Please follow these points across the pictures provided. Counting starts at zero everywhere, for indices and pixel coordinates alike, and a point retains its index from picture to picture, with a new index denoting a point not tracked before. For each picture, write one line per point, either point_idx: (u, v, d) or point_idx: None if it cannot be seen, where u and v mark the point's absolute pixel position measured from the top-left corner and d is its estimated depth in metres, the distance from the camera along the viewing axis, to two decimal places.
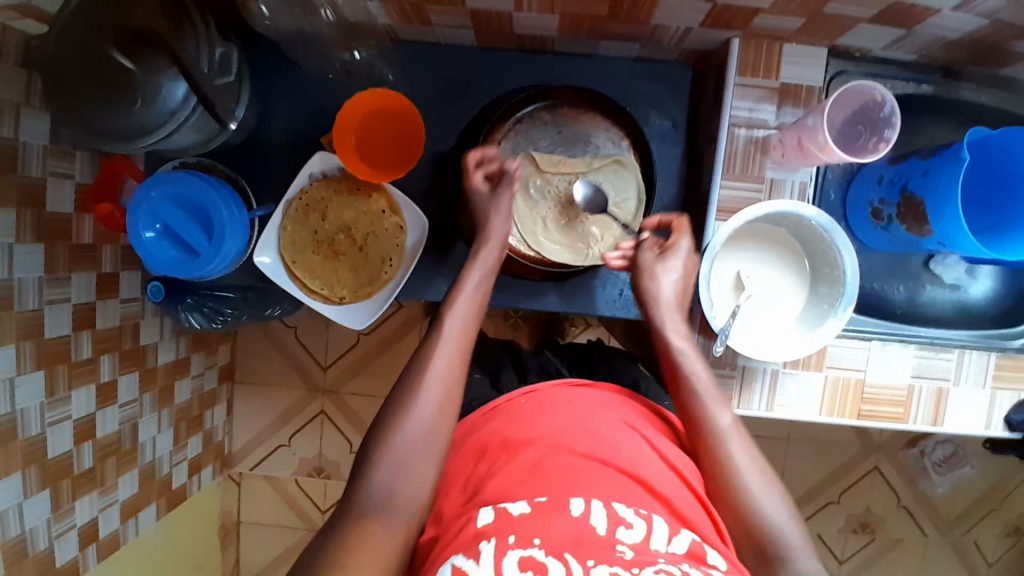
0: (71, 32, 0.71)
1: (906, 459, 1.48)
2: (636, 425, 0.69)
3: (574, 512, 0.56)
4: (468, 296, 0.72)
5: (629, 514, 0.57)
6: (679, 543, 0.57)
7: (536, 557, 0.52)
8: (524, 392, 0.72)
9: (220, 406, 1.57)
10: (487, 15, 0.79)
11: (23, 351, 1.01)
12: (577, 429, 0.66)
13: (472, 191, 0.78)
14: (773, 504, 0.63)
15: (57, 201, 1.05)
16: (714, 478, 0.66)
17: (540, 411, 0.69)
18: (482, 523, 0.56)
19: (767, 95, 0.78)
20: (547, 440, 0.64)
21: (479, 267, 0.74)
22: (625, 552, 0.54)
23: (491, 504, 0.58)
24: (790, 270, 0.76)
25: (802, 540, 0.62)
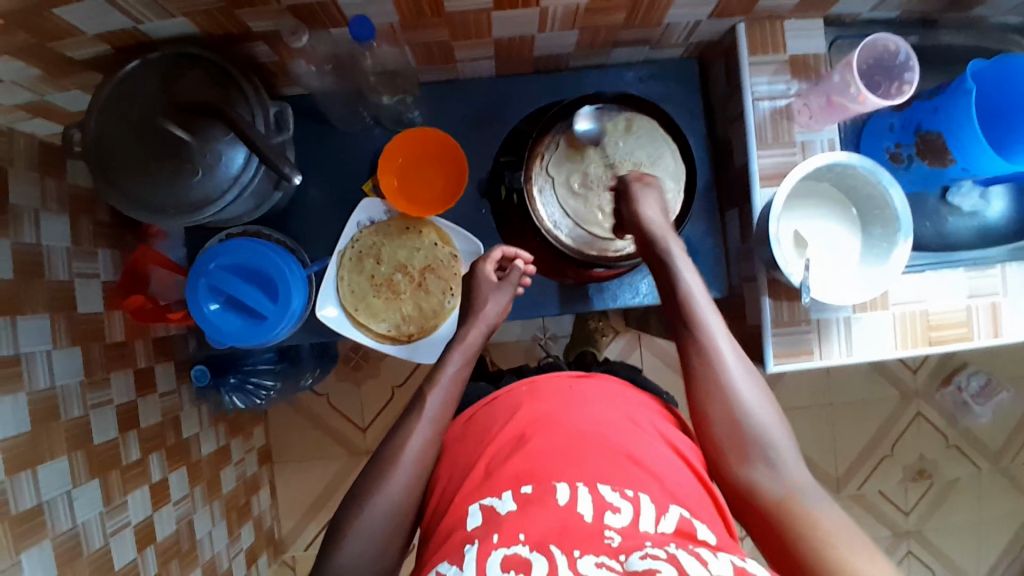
0: (122, 111, 0.72)
1: (944, 398, 1.53)
2: (631, 409, 0.72)
3: (559, 501, 0.58)
4: (450, 376, 0.77)
5: (614, 497, 0.59)
6: (668, 523, 0.58)
7: (521, 553, 0.53)
8: (523, 382, 0.75)
9: (264, 490, 1.50)
10: (509, 42, 0.84)
11: (76, 462, 0.93)
12: (564, 410, 0.69)
13: (481, 278, 0.86)
14: (761, 407, 0.69)
15: (87, 302, 1.00)
16: (707, 384, 0.71)
17: (532, 396, 0.72)
18: (472, 526, 0.59)
19: (779, 68, 0.85)
20: (542, 424, 0.67)
21: (464, 348, 0.80)
22: (613, 539, 0.55)
23: (478, 504, 0.61)
24: (840, 220, 0.83)
25: (784, 438, 0.67)
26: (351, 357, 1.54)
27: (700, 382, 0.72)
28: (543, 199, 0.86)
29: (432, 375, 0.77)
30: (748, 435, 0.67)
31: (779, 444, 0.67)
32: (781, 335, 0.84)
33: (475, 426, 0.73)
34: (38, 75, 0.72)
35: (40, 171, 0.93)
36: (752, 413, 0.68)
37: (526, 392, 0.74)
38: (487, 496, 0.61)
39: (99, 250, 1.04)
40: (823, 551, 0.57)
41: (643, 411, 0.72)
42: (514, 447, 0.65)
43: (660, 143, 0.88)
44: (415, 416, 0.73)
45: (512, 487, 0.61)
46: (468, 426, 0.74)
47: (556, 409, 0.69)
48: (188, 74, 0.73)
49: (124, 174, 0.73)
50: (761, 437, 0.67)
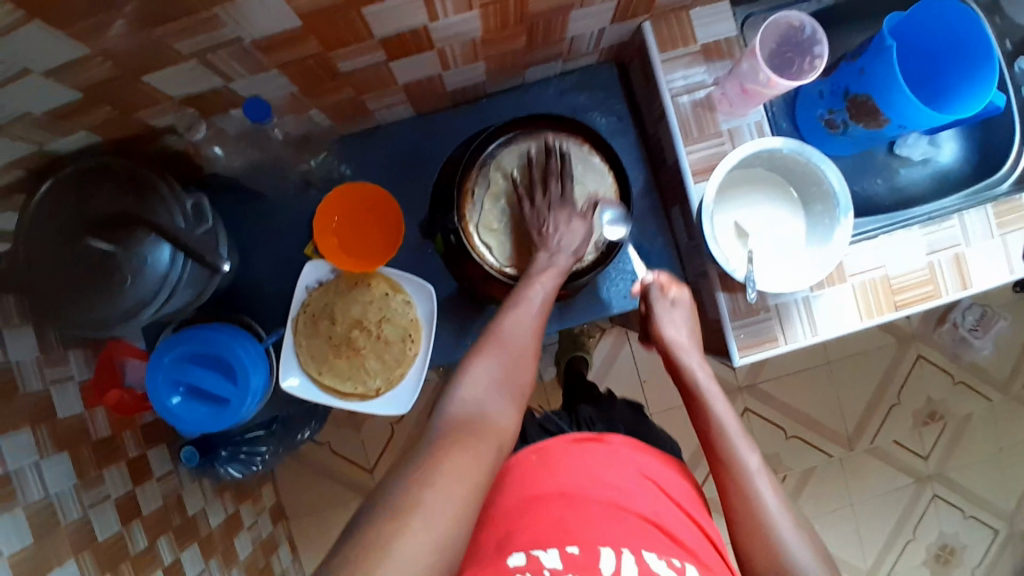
0: (39, 232, 0.71)
1: (943, 337, 1.51)
2: (652, 482, 0.72)
3: (609, 562, 0.58)
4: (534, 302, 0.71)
5: (662, 565, 0.60)
6: None
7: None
8: (532, 449, 0.74)
9: (284, 546, 1.47)
10: (418, 84, 0.83)
11: (85, 564, 0.97)
12: (591, 476, 0.69)
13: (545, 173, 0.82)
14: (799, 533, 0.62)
15: (66, 406, 1.03)
16: (741, 511, 0.64)
17: (553, 466, 0.71)
18: (515, 565, 0.58)
19: (694, 59, 0.82)
20: (574, 497, 0.66)
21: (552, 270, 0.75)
22: None
23: (519, 554, 0.59)
24: (781, 202, 0.81)
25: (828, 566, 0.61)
26: None
27: (734, 508, 0.65)
28: (477, 233, 0.84)
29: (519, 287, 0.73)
30: (786, 573, 0.59)
31: None
32: (742, 327, 0.83)
33: (490, 497, 0.69)
34: None
35: None
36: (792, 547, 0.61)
37: (538, 459, 0.73)
38: (526, 554, 0.59)
39: (68, 352, 1.06)
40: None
41: (665, 483, 0.73)
42: (557, 509, 0.64)
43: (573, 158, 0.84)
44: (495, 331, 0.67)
45: (555, 548, 0.60)
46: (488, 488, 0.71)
47: (585, 473, 0.70)
48: (99, 185, 0.73)
49: (49, 296, 0.70)
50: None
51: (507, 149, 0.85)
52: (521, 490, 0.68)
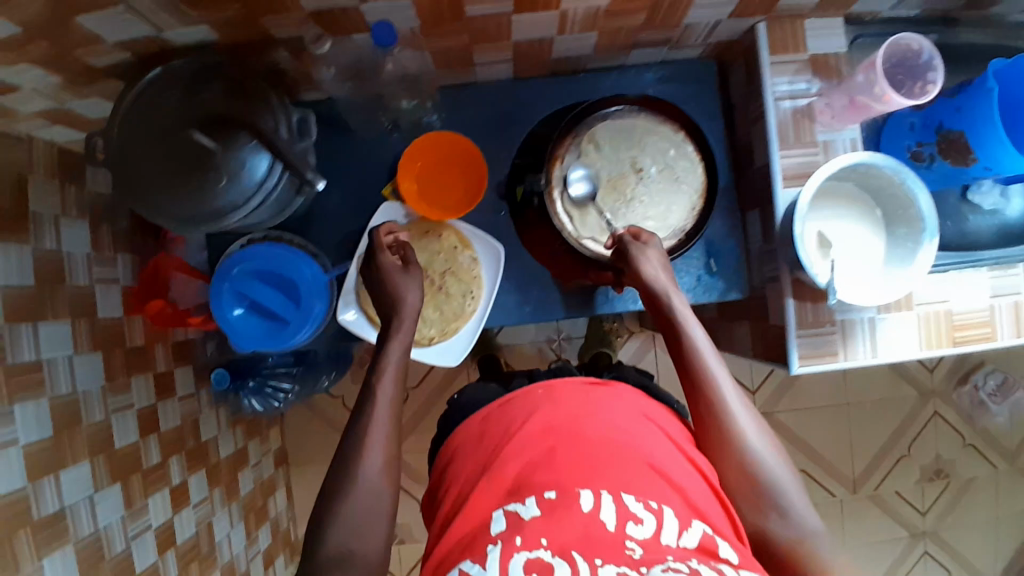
0: (146, 119, 0.73)
1: (961, 397, 1.53)
2: (650, 420, 0.72)
3: (583, 507, 0.59)
4: (395, 364, 0.76)
5: (638, 508, 0.59)
6: (691, 537, 0.58)
7: (544, 559, 0.54)
8: (541, 383, 0.77)
9: (281, 491, 1.51)
10: (529, 45, 0.84)
11: (98, 467, 0.97)
12: (592, 416, 0.70)
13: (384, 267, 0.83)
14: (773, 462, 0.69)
15: (107, 307, 1.04)
16: (725, 440, 0.71)
17: (552, 399, 0.73)
18: (495, 530, 0.60)
19: (801, 68, 0.85)
20: (566, 436, 0.67)
21: (401, 341, 0.78)
22: (634, 551, 0.55)
23: (502, 510, 0.62)
24: (864, 220, 0.83)
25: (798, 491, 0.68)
26: (367, 359, 1.56)
27: (717, 437, 0.71)
28: (562, 201, 0.84)
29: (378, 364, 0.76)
30: (763, 494, 0.67)
31: (796, 500, 0.68)
32: (806, 336, 0.84)
33: (494, 425, 0.74)
34: (57, 84, 0.72)
35: (59, 177, 0.97)
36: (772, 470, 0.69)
37: (543, 392, 0.75)
38: (510, 501, 0.63)
39: (118, 254, 1.07)
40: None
41: (661, 420, 0.73)
42: (540, 455, 0.66)
43: (663, 144, 0.84)
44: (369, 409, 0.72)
45: (537, 493, 0.62)
46: (484, 424, 0.75)
47: (583, 412, 0.70)
48: (209, 82, 0.74)
49: (149, 186, 0.73)
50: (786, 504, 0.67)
51: (611, 124, 0.84)
52: (525, 421, 0.71)
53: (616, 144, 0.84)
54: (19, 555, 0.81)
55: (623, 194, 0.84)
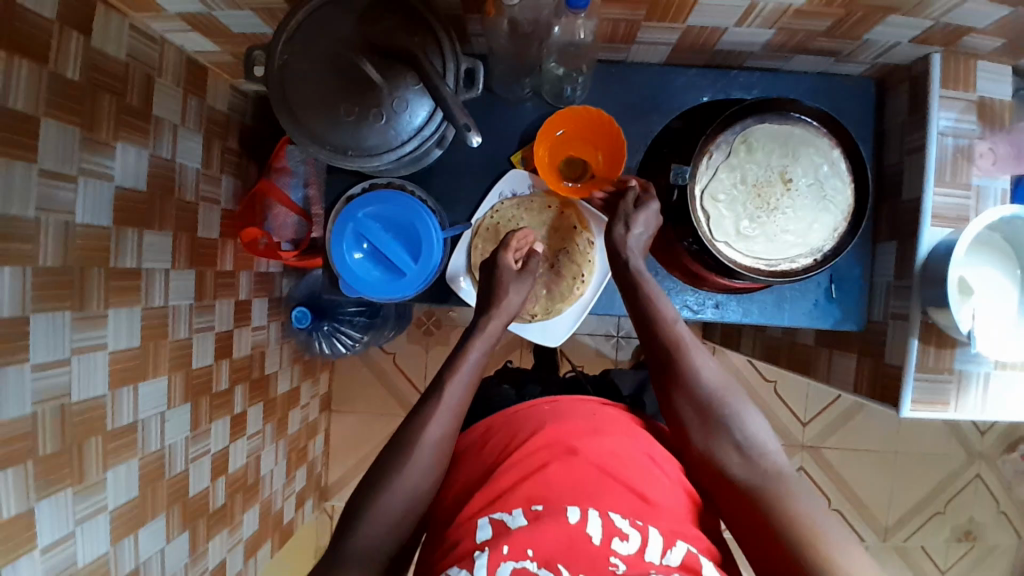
0: (315, 39, 0.71)
1: (1006, 465, 1.51)
2: (632, 436, 0.75)
3: (570, 519, 0.64)
4: (472, 364, 0.76)
5: (625, 524, 0.64)
6: (674, 556, 0.63)
7: (530, 569, 0.60)
8: (547, 400, 0.81)
9: (320, 436, 1.52)
10: (697, 33, 0.81)
11: (174, 384, 0.96)
12: (586, 438, 0.73)
13: (503, 264, 0.83)
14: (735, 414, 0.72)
15: (206, 226, 1.02)
16: (699, 421, 0.73)
17: (559, 416, 0.77)
18: (482, 538, 0.64)
19: (967, 107, 0.81)
20: (560, 450, 0.71)
21: (486, 338, 0.79)
22: (617, 566, 0.61)
23: (487, 517, 0.66)
24: (1005, 271, 0.80)
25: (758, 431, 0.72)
26: (425, 321, 1.55)
27: (690, 419, 0.73)
28: (701, 199, 0.82)
29: (455, 359, 0.77)
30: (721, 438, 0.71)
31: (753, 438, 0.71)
32: (923, 381, 0.82)
33: (495, 438, 0.77)
34: None
35: (183, 87, 0.95)
36: (753, 439, 0.71)
37: (550, 408, 0.79)
38: (498, 509, 0.66)
39: (223, 175, 1.06)
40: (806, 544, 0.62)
41: (647, 441, 0.76)
42: (530, 470, 0.69)
43: (818, 158, 0.82)
44: (432, 406, 0.72)
45: (522, 504, 0.66)
46: (486, 435, 0.80)
47: (577, 435, 0.73)
48: (385, 14, 0.71)
49: (307, 108, 0.72)
50: (772, 473, 0.69)
51: (766, 129, 0.81)
52: (531, 431, 0.75)
53: (768, 151, 0.81)
54: (91, 459, 0.81)
55: (767, 202, 0.82)
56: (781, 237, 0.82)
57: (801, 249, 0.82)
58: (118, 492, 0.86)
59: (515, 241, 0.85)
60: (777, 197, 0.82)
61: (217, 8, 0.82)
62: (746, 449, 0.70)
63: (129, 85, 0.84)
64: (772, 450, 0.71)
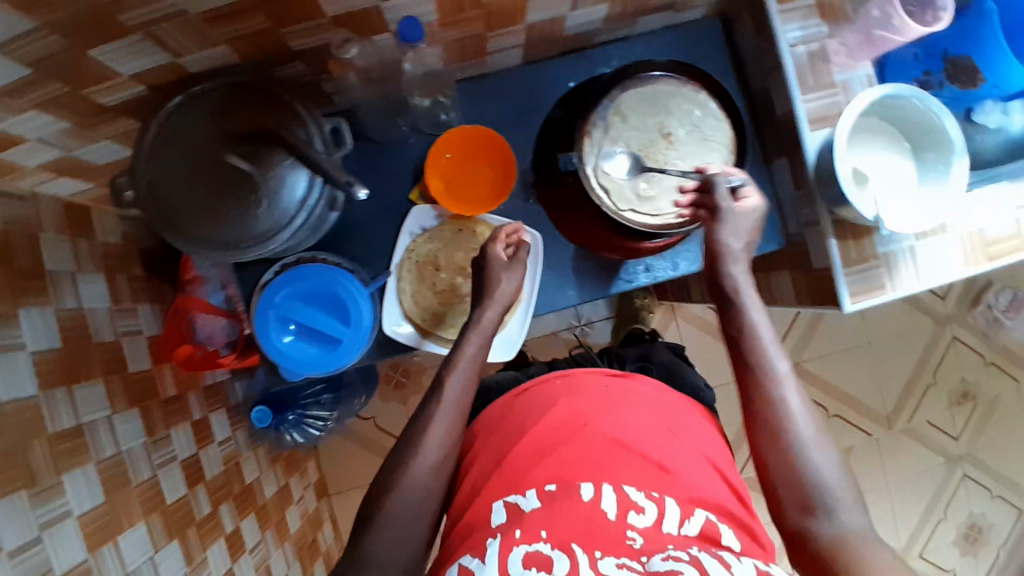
0: (174, 147, 0.70)
1: (976, 318, 1.56)
2: (662, 409, 0.79)
3: (582, 498, 0.66)
4: (468, 359, 0.78)
5: (639, 498, 0.67)
6: (691, 526, 0.66)
7: (544, 551, 0.60)
8: (558, 374, 0.83)
9: (328, 525, 1.48)
10: (540, 25, 0.83)
11: (154, 526, 0.92)
12: (600, 413, 0.76)
13: (490, 258, 0.84)
14: (824, 462, 0.69)
15: (136, 356, 0.99)
16: (765, 418, 0.72)
17: (574, 394, 0.79)
18: (497, 523, 0.66)
19: (809, 12, 0.84)
20: (581, 430, 0.74)
21: (480, 331, 0.81)
22: (634, 540, 0.63)
23: (502, 501, 0.68)
24: (891, 150, 0.84)
25: (846, 496, 0.67)
26: (392, 375, 1.54)
27: (759, 414, 0.72)
28: (595, 177, 0.83)
29: (449, 360, 0.79)
30: (809, 490, 0.67)
31: (840, 500, 0.67)
32: (853, 275, 0.85)
33: (510, 421, 0.79)
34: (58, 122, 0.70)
35: (69, 234, 0.92)
36: (807, 455, 0.69)
37: (563, 384, 0.81)
38: (511, 493, 0.69)
39: (138, 305, 1.03)
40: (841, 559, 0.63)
41: (680, 418, 0.79)
42: (546, 454, 0.72)
43: (689, 105, 0.84)
44: (433, 405, 0.75)
45: (537, 487, 0.68)
46: (504, 416, 0.81)
47: (592, 410, 0.76)
48: (239, 100, 0.71)
49: (189, 217, 0.71)
50: (822, 494, 0.67)
51: (635, 92, 0.84)
52: (545, 413, 0.77)
53: (642, 112, 0.84)
54: None
55: (657, 159, 0.84)
56: (680, 188, 0.85)
57: None
58: None
59: (502, 232, 0.86)
60: (664, 152, 0.84)
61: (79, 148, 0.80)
62: (835, 513, 0.66)
63: (11, 248, 0.81)
64: (850, 510, 0.66)
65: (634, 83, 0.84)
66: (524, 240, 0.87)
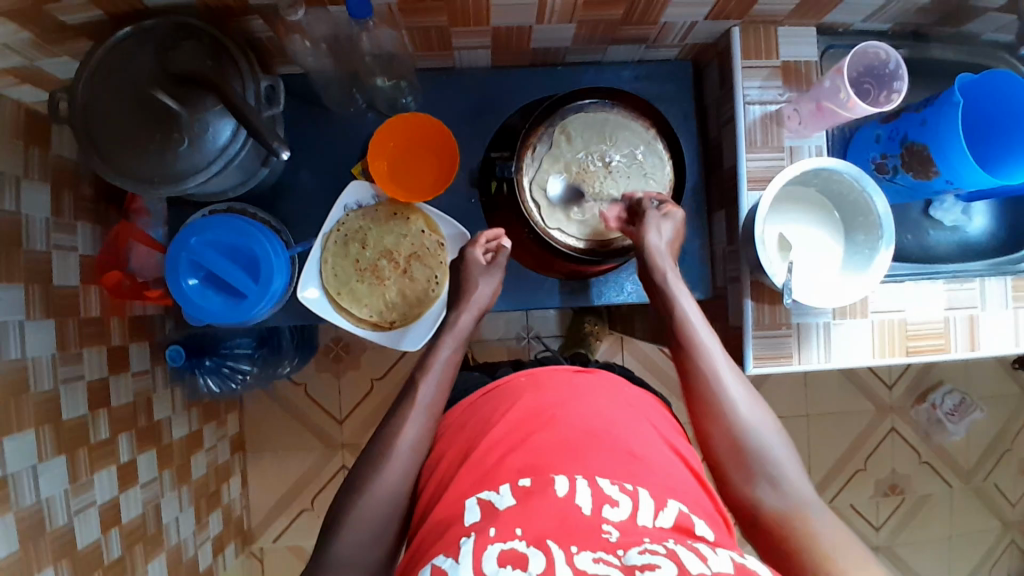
0: (111, 76, 0.72)
1: (919, 415, 1.55)
2: (627, 403, 0.74)
3: (558, 492, 0.59)
4: (442, 362, 0.78)
5: (613, 490, 0.59)
6: (666, 517, 0.59)
7: (518, 548, 0.53)
8: (524, 372, 0.77)
9: (235, 478, 1.49)
10: (507, 32, 0.83)
11: (44, 437, 0.92)
12: (566, 403, 0.70)
13: (470, 262, 0.85)
14: (762, 428, 0.72)
15: (62, 274, 0.99)
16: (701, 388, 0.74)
17: (537, 387, 0.74)
18: (470, 521, 0.58)
19: (772, 73, 0.85)
20: (546, 419, 0.68)
21: (454, 333, 0.81)
22: (610, 534, 0.55)
23: (475, 498, 0.61)
24: (825, 224, 0.84)
25: (791, 465, 0.70)
26: (332, 347, 1.55)
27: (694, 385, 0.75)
28: (529, 189, 0.84)
29: (425, 360, 0.78)
30: (746, 455, 0.70)
31: (786, 469, 0.69)
32: (762, 338, 0.85)
33: (475, 418, 0.73)
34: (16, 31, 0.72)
35: (24, 140, 0.93)
36: (744, 423, 0.72)
37: (527, 379, 0.76)
38: (484, 490, 0.62)
39: (78, 223, 1.04)
40: (795, 535, 0.63)
41: (650, 414, 0.75)
42: (515, 443, 0.66)
43: (634, 140, 0.85)
44: (406, 408, 0.73)
45: (509, 482, 0.61)
46: (469, 413, 0.75)
47: (558, 401, 0.71)
48: (181, 42, 0.72)
49: (112, 144, 0.72)
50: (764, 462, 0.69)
51: (585, 115, 0.84)
52: (510, 405, 0.71)
53: (587, 136, 0.84)
54: None
55: (591, 185, 0.85)
56: (608, 218, 0.85)
57: (629, 226, 0.85)
58: None
59: (483, 236, 0.86)
60: (600, 180, 0.85)
61: (38, 59, 0.79)
62: (780, 482, 0.68)
63: None
64: (798, 479, 0.68)
65: (586, 107, 0.85)
66: (504, 245, 0.86)
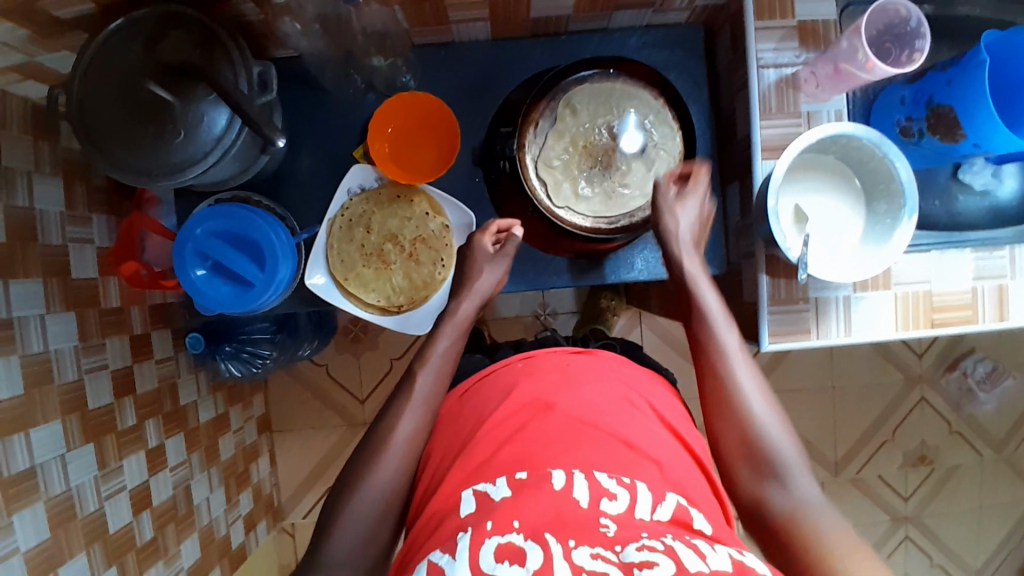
0: (102, 68, 0.71)
1: (949, 384, 1.51)
2: (631, 386, 0.72)
3: (554, 486, 0.57)
4: (439, 355, 0.77)
5: (611, 484, 0.58)
6: (664, 511, 0.58)
7: (515, 542, 0.52)
8: (519, 357, 0.75)
9: (263, 458, 1.53)
10: (505, 3, 0.80)
11: (70, 426, 0.93)
12: (564, 390, 0.68)
13: (476, 250, 0.84)
14: (771, 422, 0.69)
15: (80, 266, 0.99)
16: (715, 386, 0.72)
17: (531, 372, 0.72)
18: (464, 513, 0.58)
19: (788, 34, 0.81)
20: (541, 408, 0.66)
21: (453, 323, 0.80)
22: (608, 527, 0.54)
23: (470, 490, 0.60)
24: (844, 194, 0.81)
25: (798, 460, 0.67)
26: (350, 329, 1.56)
27: (708, 385, 0.73)
28: (534, 167, 0.81)
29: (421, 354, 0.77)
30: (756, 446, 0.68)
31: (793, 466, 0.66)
32: (777, 313, 0.82)
33: (472, 410, 0.71)
34: (10, 26, 0.71)
35: (33, 135, 0.91)
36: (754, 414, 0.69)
37: (524, 365, 0.73)
38: (480, 481, 0.60)
39: (93, 214, 1.03)
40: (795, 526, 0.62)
41: (651, 398, 0.72)
42: (510, 433, 0.64)
43: (644, 109, 0.82)
44: (403, 400, 0.73)
45: (506, 474, 0.60)
46: (462, 404, 0.74)
47: (553, 388, 0.69)
48: (171, 31, 0.71)
49: (108, 138, 0.71)
50: (769, 455, 0.67)
51: (589, 85, 0.81)
52: (506, 394, 0.69)
53: (592, 108, 0.81)
54: None
55: (599, 159, 0.82)
56: (617, 194, 0.83)
57: (637, 199, 0.83)
58: (28, 535, 0.84)
59: (492, 224, 0.85)
60: (608, 153, 0.82)
61: (38, 53, 0.79)
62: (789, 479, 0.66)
63: None
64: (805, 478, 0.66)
65: (590, 76, 0.81)
66: (513, 233, 0.84)
